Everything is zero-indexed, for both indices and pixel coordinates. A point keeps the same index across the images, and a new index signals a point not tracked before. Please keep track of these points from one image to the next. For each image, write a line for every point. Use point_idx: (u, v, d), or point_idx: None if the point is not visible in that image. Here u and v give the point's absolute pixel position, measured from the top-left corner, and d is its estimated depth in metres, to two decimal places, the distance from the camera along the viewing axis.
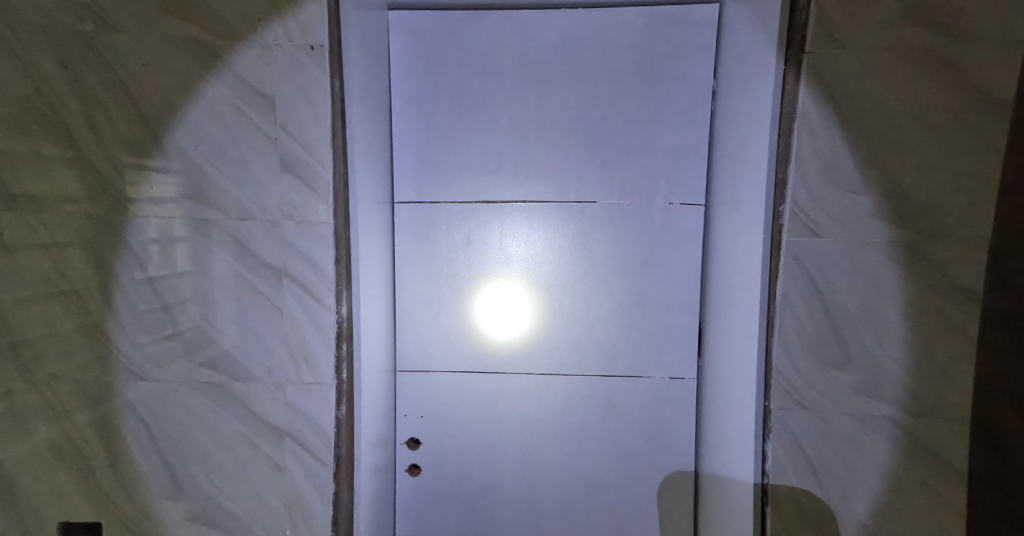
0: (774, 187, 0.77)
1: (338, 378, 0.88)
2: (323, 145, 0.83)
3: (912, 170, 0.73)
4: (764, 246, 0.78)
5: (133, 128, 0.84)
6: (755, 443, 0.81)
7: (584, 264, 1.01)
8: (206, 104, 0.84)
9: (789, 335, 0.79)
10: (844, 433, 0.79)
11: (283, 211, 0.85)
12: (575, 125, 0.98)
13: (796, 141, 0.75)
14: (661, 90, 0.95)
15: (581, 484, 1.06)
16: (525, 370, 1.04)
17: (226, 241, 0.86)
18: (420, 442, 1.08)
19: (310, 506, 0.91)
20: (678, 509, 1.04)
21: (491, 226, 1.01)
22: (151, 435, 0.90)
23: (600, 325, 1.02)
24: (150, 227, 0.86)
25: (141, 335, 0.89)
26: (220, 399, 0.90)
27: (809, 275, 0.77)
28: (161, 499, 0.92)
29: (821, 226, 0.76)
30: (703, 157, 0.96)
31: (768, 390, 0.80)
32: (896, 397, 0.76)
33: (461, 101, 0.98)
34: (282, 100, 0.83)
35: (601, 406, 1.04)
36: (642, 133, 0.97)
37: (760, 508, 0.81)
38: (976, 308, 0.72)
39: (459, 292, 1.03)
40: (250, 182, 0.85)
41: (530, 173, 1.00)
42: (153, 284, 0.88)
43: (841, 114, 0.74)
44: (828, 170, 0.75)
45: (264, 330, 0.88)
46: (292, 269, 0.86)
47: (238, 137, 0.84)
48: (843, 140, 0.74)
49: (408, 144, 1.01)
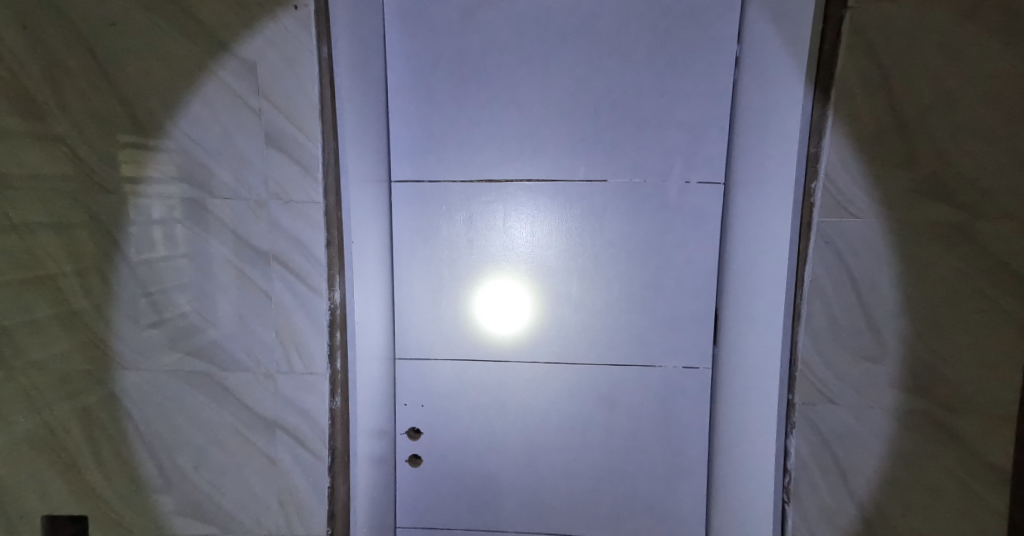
0: (806, 160, 0.72)
1: (332, 368, 0.83)
2: (310, 118, 0.77)
3: (962, 142, 0.66)
4: (792, 227, 0.73)
5: (105, 101, 0.78)
6: (777, 439, 0.77)
7: (592, 246, 0.95)
8: (185, 75, 0.77)
9: (818, 324, 0.74)
10: (871, 427, 0.74)
11: (270, 190, 0.79)
12: (584, 97, 0.91)
13: (831, 109, 0.70)
14: (680, 57, 0.88)
15: (589, 477, 1.01)
16: (531, 358, 0.99)
17: (211, 223, 0.80)
18: (421, 432, 1.03)
19: (304, 502, 0.86)
20: (690, 501, 1.00)
21: (494, 208, 0.96)
22: (137, 427, 0.86)
23: (610, 312, 0.96)
24: (130, 207, 0.81)
25: (121, 323, 0.84)
26: (209, 390, 0.85)
27: (841, 258, 0.72)
28: (150, 492, 0.87)
29: (855, 204, 0.70)
30: (723, 131, 0.90)
31: (793, 382, 0.76)
32: (931, 389, 0.70)
33: (463, 71, 0.92)
34: (265, 68, 0.77)
35: (608, 396, 0.99)
36: (658, 105, 0.90)
37: (780, 506, 0.77)
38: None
39: (461, 276, 0.98)
40: (234, 158, 0.79)
41: (536, 149, 0.93)
42: (134, 269, 0.82)
43: (883, 80, 0.68)
44: (866, 143, 0.69)
45: (252, 317, 0.83)
46: (280, 252, 0.81)
47: (219, 109, 0.78)
48: (885, 110, 0.68)
49: (407, 117, 0.94)
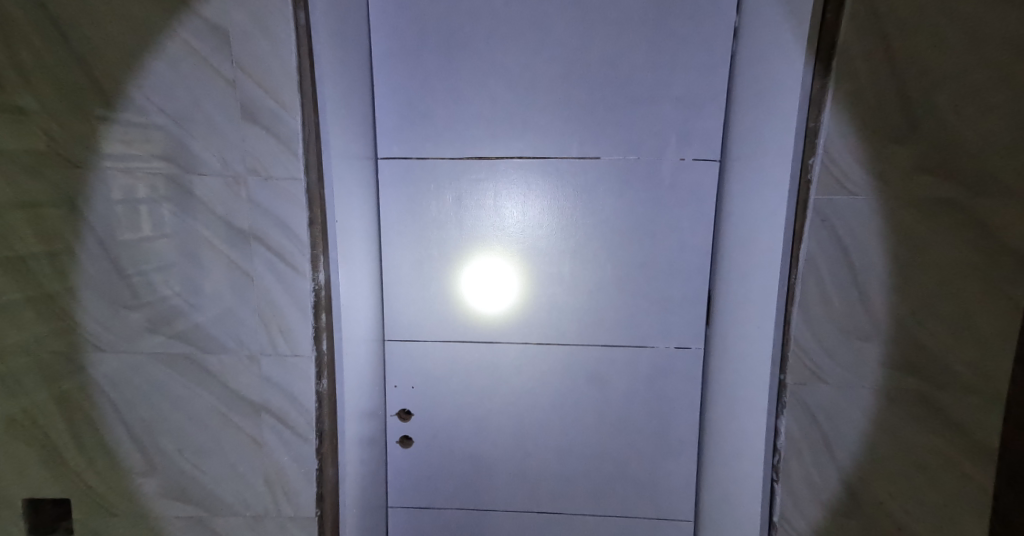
0: (805, 135, 0.70)
1: (317, 349, 0.81)
2: (287, 90, 0.74)
3: (966, 117, 0.63)
4: (789, 204, 0.72)
5: (70, 74, 0.75)
6: (767, 418, 0.78)
7: (584, 226, 0.93)
8: (156, 44, 0.74)
9: (811, 303, 0.73)
10: (864, 409, 0.73)
11: (247, 166, 0.76)
12: (575, 70, 0.88)
13: (832, 81, 0.68)
14: (675, 29, 0.85)
15: (580, 457, 1.01)
16: (522, 339, 0.98)
17: (187, 201, 0.77)
18: (411, 413, 1.02)
19: (293, 484, 0.85)
20: (680, 480, 1.01)
21: (484, 186, 0.93)
22: (118, 411, 0.84)
23: (601, 293, 0.95)
24: (114, 185, 0.77)
25: (99, 306, 0.81)
26: (190, 373, 0.83)
27: (838, 237, 0.70)
28: (133, 475, 0.86)
29: (851, 181, 0.69)
30: (720, 107, 0.87)
31: (785, 362, 0.75)
32: (922, 368, 0.69)
33: (450, 43, 0.88)
34: (239, 36, 0.73)
35: (600, 377, 0.98)
36: (652, 79, 0.87)
37: (769, 484, 0.78)
38: (999, 269, 0.63)
39: (450, 257, 0.96)
40: (209, 133, 0.76)
41: (528, 125, 0.90)
42: (115, 250, 0.80)
43: (887, 49, 0.65)
44: (867, 117, 0.67)
45: (233, 298, 0.80)
46: (261, 231, 0.78)
47: (191, 81, 0.74)
48: (889, 83, 0.65)
49: (393, 93, 0.91)
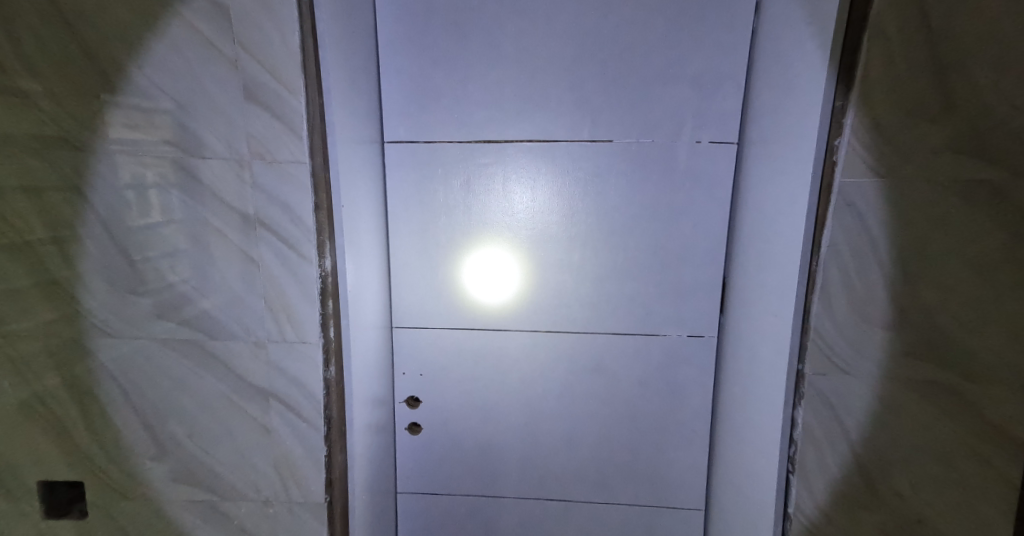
0: (831, 115, 0.68)
1: (325, 336, 0.80)
2: (290, 71, 0.72)
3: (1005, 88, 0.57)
4: (812, 188, 0.70)
5: (72, 55, 0.74)
6: (784, 409, 0.76)
7: (595, 211, 0.90)
8: (157, 25, 0.72)
9: (833, 292, 0.71)
10: (888, 404, 0.68)
11: (251, 149, 0.74)
12: (587, 51, 0.85)
13: (863, 56, 0.64)
14: (691, 5, 0.82)
15: (589, 444, 1.00)
16: (531, 327, 0.96)
17: (192, 185, 0.76)
18: (419, 400, 1.02)
19: (300, 468, 0.85)
20: (691, 468, 0.99)
21: (492, 170, 0.91)
22: (128, 396, 0.84)
23: (612, 279, 0.93)
24: (121, 170, 0.76)
25: (107, 292, 0.81)
26: (198, 359, 0.82)
27: (863, 221, 0.67)
28: (144, 459, 0.86)
29: (880, 162, 0.66)
30: (738, 88, 0.84)
31: (803, 352, 0.74)
32: (952, 361, 0.63)
33: (459, 24, 0.86)
34: (241, 14, 0.71)
35: (609, 365, 0.96)
36: (666, 61, 0.84)
37: (784, 475, 0.78)
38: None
39: (458, 243, 0.94)
40: (212, 116, 0.74)
41: (539, 108, 0.87)
42: (121, 235, 0.79)
43: (924, 21, 0.61)
44: (899, 94, 0.64)
45: (239, 284, 0.79)
46: (266, 216, 0.76)
47: (194, 63, 0.73)
48: (923, 59, 0.62)
49: (400, 76, 0.89)
